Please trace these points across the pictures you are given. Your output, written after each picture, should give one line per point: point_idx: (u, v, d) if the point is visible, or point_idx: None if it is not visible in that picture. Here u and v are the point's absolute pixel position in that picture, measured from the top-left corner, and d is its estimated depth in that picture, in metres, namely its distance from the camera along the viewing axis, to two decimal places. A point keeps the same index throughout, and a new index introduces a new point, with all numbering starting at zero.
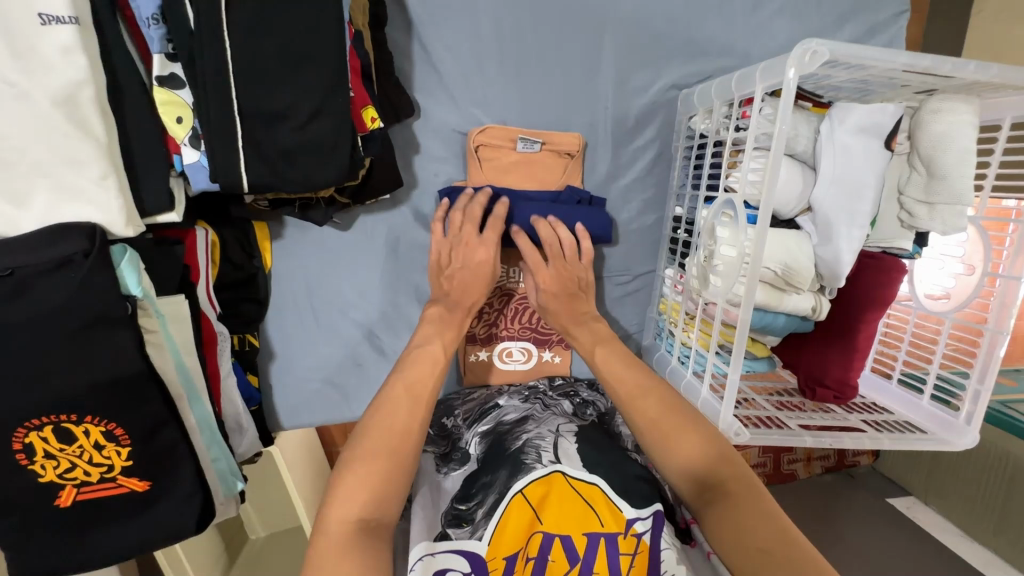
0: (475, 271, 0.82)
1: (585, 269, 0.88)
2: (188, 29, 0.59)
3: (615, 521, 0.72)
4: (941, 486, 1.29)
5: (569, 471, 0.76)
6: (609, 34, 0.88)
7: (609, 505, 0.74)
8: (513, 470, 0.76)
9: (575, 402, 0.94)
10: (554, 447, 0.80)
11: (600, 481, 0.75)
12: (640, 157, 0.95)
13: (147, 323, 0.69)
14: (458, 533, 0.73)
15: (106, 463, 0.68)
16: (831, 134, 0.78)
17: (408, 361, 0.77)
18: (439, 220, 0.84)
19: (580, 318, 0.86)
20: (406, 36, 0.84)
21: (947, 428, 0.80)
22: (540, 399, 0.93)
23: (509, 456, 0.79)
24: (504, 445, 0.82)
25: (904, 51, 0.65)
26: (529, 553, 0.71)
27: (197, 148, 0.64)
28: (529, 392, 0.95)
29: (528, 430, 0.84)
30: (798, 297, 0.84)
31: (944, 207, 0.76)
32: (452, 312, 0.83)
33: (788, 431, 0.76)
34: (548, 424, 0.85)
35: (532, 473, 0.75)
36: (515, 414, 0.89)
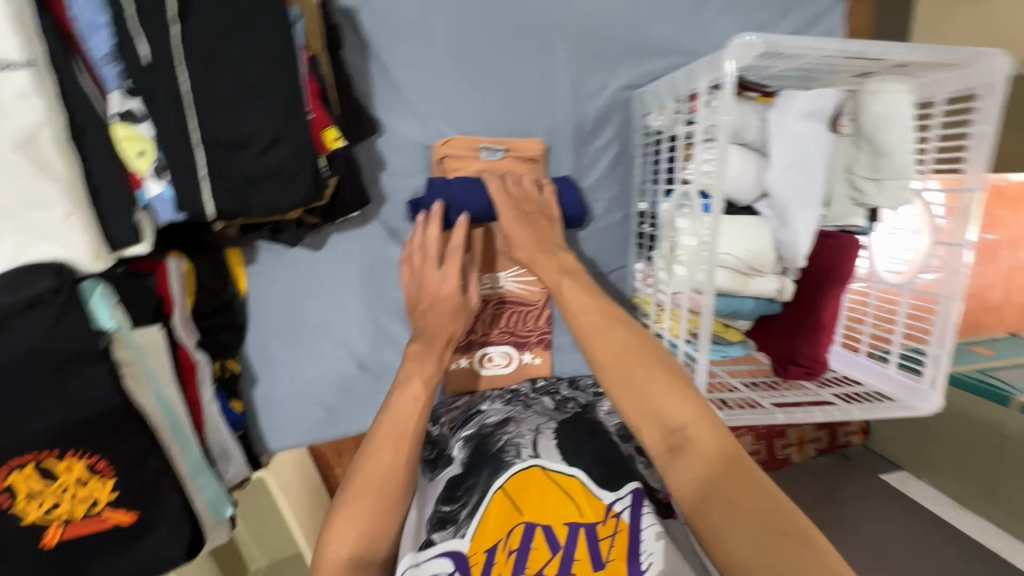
0: (454, 301, 0.80)
1: (546, 202, 0.87)
2: (142, 65, 0.61)
3: (594, 510, 0.74)
4: (931, 457, 1.33)
5: (548, 465, 0.79)
6: (561, 41, 0.91)
7: (588, 494, 0.75)
8: (494, 468, 0.80)
9: (556, 398, 0.97)
10: (532, 443, 0.84)
11: (578, 472, 0.79)
12: (603, 157, 0.97)
13: (123, 356, 0.69)
14: (442, 536, 0.73)
15: (91, 497, 0.68)
16: (779, 121, 0.81)
17: (392, 395, 0.73)
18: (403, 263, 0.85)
19: (549, 246, 0.80)
20: (363, 57, 0.86)
21: (913, 394, 0.83)
22: (522, 401, 0.96)
23: (491, 456, 0.83)
24: (486, 447, 0.85)
25: (835, 38, 0.68)
26: (509, 545, 0.70)
27: (162, 180, 0.66)
28: (511, 395, 0.98)
29: (509, 431, 0.88)
30: (763, 281, 0.87)
31: (890, 182, 0.80)
32: (430, 346, 0.77)
33: (761, 411, 0.79)
34: (528, 423, 0.89)
35: (511, 468, 0.79)
36: (497, 417, 0.92)
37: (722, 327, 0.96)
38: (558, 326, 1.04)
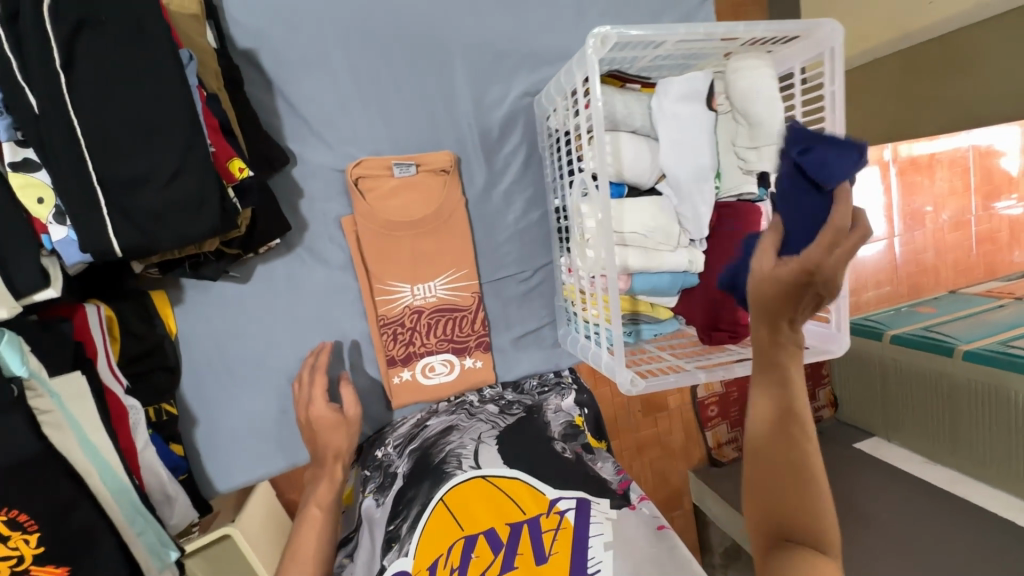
0: (328, 418, 0.90)
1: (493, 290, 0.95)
2: (33, 115, 0.64)
3: (536, 504, 0.75)
4: (896, 419, 1.38)
5: (489, 473, 0.80)
6: (455, 60, 0.98)
7: (530, 493, 0.77)
8: (435, 481, 0.81)
9: (501, 403, 1.00)
10: (474, 453, 0.85)
11: (520, 474, 0.79)
12: (513, 162, 1.03)
13: (40, 404, 0.68)
14: (389, 556, 0.77)
15: (16, 554, 0.66)
16: (660, 106, 0.88)
17: (302, 519, 0.85)
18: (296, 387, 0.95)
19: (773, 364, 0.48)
20: (268, 93, 0.91)
21: (827, 340, 0.88)
22: (466, 409, 0.99)
23: (433, 468, 0.84)
24: (429, 459, 0.87)
25: (682, 22, 0.75)
26: (452, 562, 0.71)
27: (64, 224, 0.67)
28: (457, 405, 1.00)
29: (452, 440, 0.89)
30: (674, 255, 0.92)
31: (768, 148, 0.86)
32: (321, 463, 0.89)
33: (683, 374, 0.82)
34: (471, 432, 0.90)
35: (452, 479, 0.80)
36: (439, 427, 0.94)
37: (650, 307, 1.00)
38: (495, 329, 1.07)
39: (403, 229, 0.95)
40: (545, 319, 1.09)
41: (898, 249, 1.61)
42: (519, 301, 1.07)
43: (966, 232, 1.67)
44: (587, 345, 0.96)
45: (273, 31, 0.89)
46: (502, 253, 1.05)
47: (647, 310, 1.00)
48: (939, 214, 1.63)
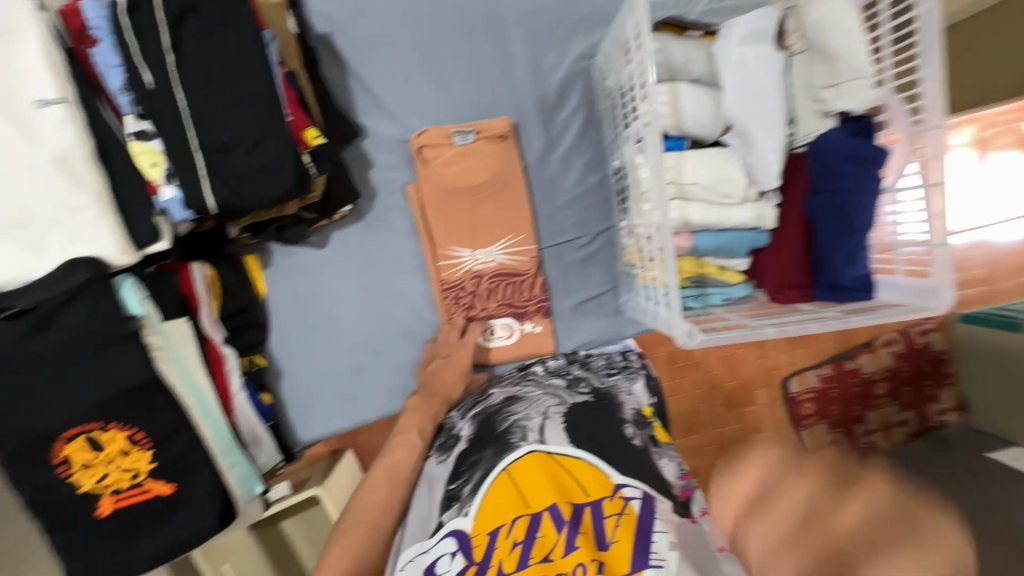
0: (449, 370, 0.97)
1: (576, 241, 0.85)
2: (147, 89, 0.74)
3: (601, 487, 0.70)
4: None
5: (553, 449, 0.73)
6: (512, 28, 1.00)
7: (595, 473, 0.71)
8: (499, 448, 0.74)
9: (568, 379, 0.93)
10: (541, 427, 0.77)
11: (585, 454, 0.73)
12: (571, 126, 1.03)
13: (152, 339, 0.81)
14: (448, 514, 0.71)
15: (134, 468, 0.77)
16: (724, 50, 0.83)
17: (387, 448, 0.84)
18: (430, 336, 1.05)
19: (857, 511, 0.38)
20: (341, 71, 0.99)
21: (926, 297, 0.76)
22: (531, 380, 0.94)
23: (498, 435, 0.77)
24: (493, 426, 0.79)
25: None
26: (514, 535, 0.66)
27: (173, 184, 0.78)
28: (523, 376, 0.96)
29: (517, 411, 0.81)
30: (741, 210, 0.86)
31: (849, 83, 0.79)
32: (429, 400, 0.93)
33: (750, 328, 0.76)
34: (537, 406, 0.82)
35: (517, 451, 0.73)
36: (502, 396, 0.87)
37: (718, 269, 0.94)
38: (556, 294, 1.07)
39: (463, 194, 0.99)
40: (606, 286, 1.08)
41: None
42: (579, 267, 1.06)
43: None
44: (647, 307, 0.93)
45: (345, 14, 0.97)
46: (561, 219, 1.05)
47: (714, 273, 0.93)
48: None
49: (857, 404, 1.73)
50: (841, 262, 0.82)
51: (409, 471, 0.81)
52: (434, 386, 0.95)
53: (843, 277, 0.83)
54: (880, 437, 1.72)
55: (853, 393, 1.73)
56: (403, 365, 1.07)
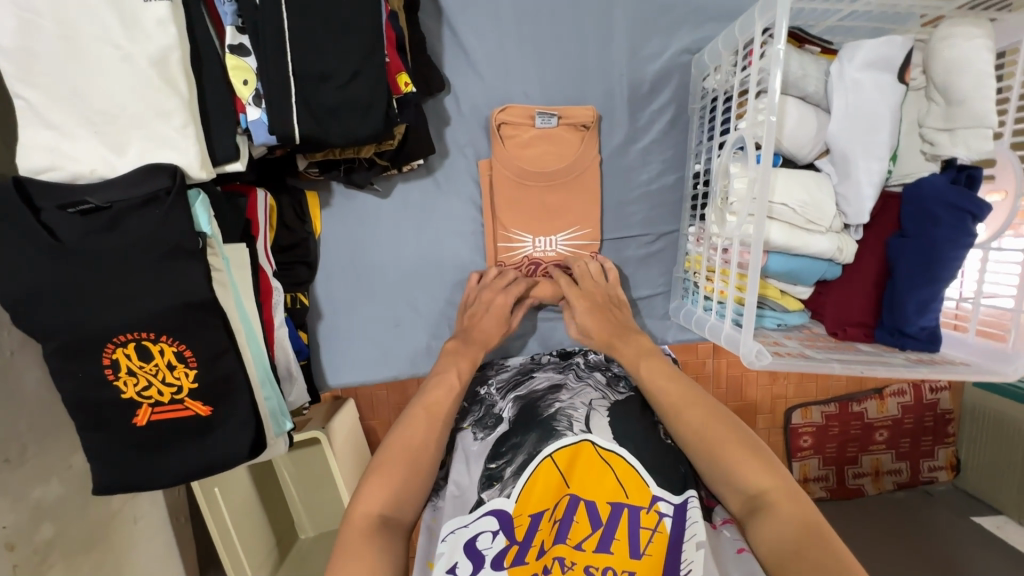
0: (491, 319, 0.95)
1: (613, 287, 0.99)
2: (253, 4, 0.71)
3: (641, 494, 0.79)
4: None
5: (598, 442, 0.85)
6: (619, 7, 0.95)
7: (636, 479, 0.81)
8: (543, 434, 0.87)
9: (608, 375, 1.03)
10: (585, 417, 0.90)
11: (628, 454, 0.83)
12: (657, 121, 1.00)
13: (215, 262, 0.79)
14: (490, 495, 0.82)
15: (177, 384, 0.77)
16: (841, 73, 0.80)
17: (428, 385, 0.85)
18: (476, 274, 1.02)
19: (624, 332, 0.93)
20: (437, 20, 0.95)
21: (992, 360, 0.76)
22: (574, 370, 1.05)
23: (543, 420, 0.90)
24: (537, 411, 0.93)
25: None
26: (555, 517, 0.80)
27: (259, 107, 0.75)
28: (565, 365, 1.09)
29: (562, 399, 0.95)
30: (822, 239, 0.84)
31: (965, 131, 0.76)
32: (468, 345, 0.92)
33: (815, 360, 0.75)
34: (581, 396, 0.95)
35: (563, 439, 0.85)
36: (547, 382, 1.02)
37: (779, 293, 0.92)
38: None
39: (535, 179, 0.97)
40: (659, 289, 1.06)
41: None
42: (637, 265, 1.05)
43: None
44: (704, 319, 0.92)
45: None
46: (628, 212, 1.03)
47: (775, 296, 0.91)
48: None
49: (852, 446, 1.72)
50: (913, 310, 0.81)
51: (449, 411, 0.82)
52: (477, 335, 0.94)
53: (909, 324, 0.82)
54: (867, 481, 1.72)
55: (852, 434, 1.72)
56: (442, 329, 1.06)
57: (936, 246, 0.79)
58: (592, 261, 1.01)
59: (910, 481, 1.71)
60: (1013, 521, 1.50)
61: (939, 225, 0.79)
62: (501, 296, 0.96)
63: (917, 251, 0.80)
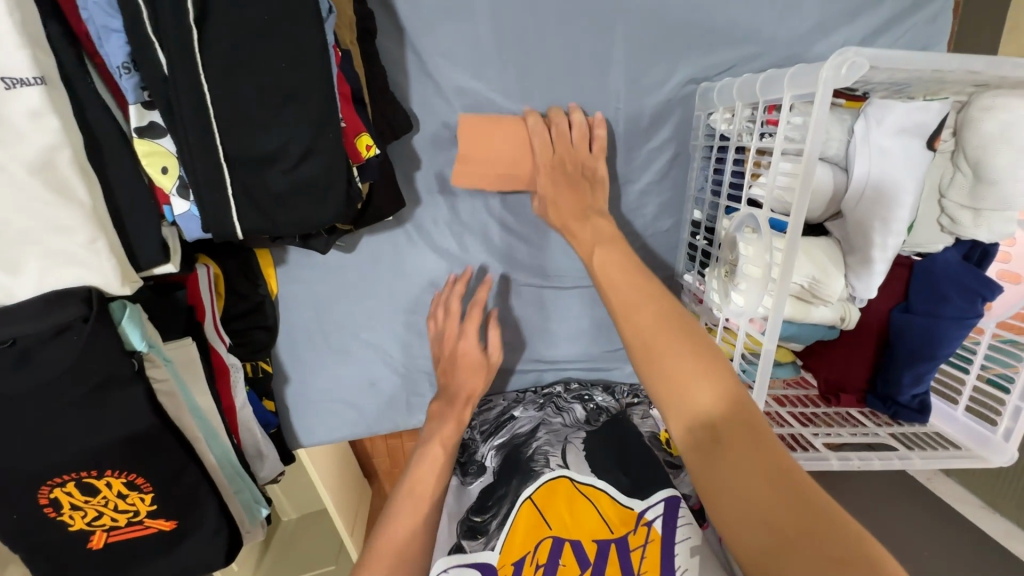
0: (472, 357, 0.87)
1: (594, 158, 0.81)
2: (161, 77, 0.55)
3: (624, 522, 0.77)
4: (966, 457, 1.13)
5: (575, 476, 0.82)
6: (620, 29, 0.80)
7: (617, 508, 0.78)
8: (523, 476, 0.83)
9: (589, 408, 0.97)
10: (562, 452, 0.86)
11: (608, 487, 0.81)
12: (656, 158, 0.88)
13: (156, 372, 0.68)
14: (472, 545, 0.78)
15: (132, 509, 0.69)
16: (867, 135, 0.71)
17: (416, 459, 0.83)
18: (432, 315, 0.90)
19: (583, 211, 0.77)
20: (398, 44, 0.78)
21: (982, 443, 0.76)
22: (554, 403, 0.98)
23: (523, 463, 0.86)
24: (519, 454, 0.88)
25: (936, 52, 0.59)
26: (538, 559, 0.75)
27: (187, 198, 0.62)
28: (545, 396, 1.00)
29: (540, 438, 0.90)
30: (826, 309, 0.79)
31: (990, 213, 0.70)
32: (451, 403, 0.87)
33: (813, 454, 0.73)
34: (558, 432, 0.91)
35: (540, 479, 0.82)
36: (529, 424, 0.94)
37: None
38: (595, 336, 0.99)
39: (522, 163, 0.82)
40: None
41: None
42: None
43: None
44: None
45: None
46: None
47: None
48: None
49: None
50: (908, 382, 0.79)
51: (433, 490, 0.79)
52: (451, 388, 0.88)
53: (902, 395, 0.81)
54: None
55: None
56: (420, 383, 1.00)
57: (933, 328, 0.76)
58: (578, 113, 0.80)
59: None
60: None
61: (943, 304, 0.76)
62: (464, 343, 0.87)
63: (921, 332, 0.77)
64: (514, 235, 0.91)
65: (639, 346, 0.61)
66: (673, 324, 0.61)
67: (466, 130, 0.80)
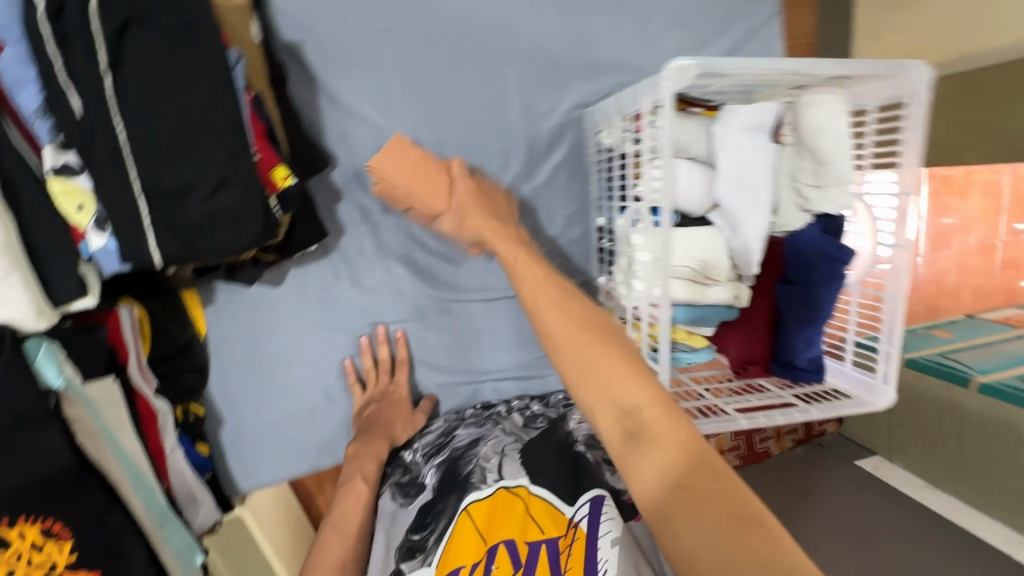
0: (398, 406, 0.97)
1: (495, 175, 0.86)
2: (75, 119, 0.60)
3: (556, 525, 0.77)
4: (903, 442, 1.30)
5: (512, 483, 0.83)
6: (509, 65, 0.92)
7: (550, 512, 0.79)
8: (461, 491, 0.83)
9: (526, 415, 1.00)
10: (498, 467, 0.86)
11: (543, 491, 0.81)
12: (557, 175, 0.98)
13: (73, 413, 0.67)
14: (411, 565, 0.78)
15: (48, 563, 0.63)
16: (723, 134, 0.84)
17: (339, 498, 0.87)
18: (355, 381, 0.97)
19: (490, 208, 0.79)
20: (310, 90, 0.86)
21: (868, 390, 0.85)
22: (493, 419, 0.99)
23: (461, 479, 0.85)
24: (457, 470, 0.87)
25: (768, 58, 0.70)
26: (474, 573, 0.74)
27: (104, 233, 0.65)
28: (486, 416, 1.00)
29: (480, 453, 0.89)
30: (718, 289, 0.89)
31: (831, 188, 0.83)
32: (372, 441, 0.92)
33: (724, 418, 0.80)
34: (496, 444, 0.91)
35: (480, 491, 0.82)
36: (468, 439, 0.94)
37: (686, 334, 0.94)
38: (527, 343, 1.04)
39: None
40: None
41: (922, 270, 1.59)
42: None
43: (991, 256, 1.64)
44: None
45: (319, 25, 0.83)
46: None
47: (683, 338, 0.94)
48: (966, 235, 1.61)
49: None
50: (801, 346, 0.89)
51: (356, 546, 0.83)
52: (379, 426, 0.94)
53: (799, 358, 0.90)
54: (772, 442, 1.46)
55: None
56: None
57: (815, 289, 0.87)
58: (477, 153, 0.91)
59: None
60: None
61: (821, 265, 0.86)
62: (400, 389, 0.97)
63: (804, 293, 0.88)
64: (439, 255, 0.97)
65: (561, 338, 0.60)
66: (587, 318, 0.61)
67: (380, 175, 0.76)
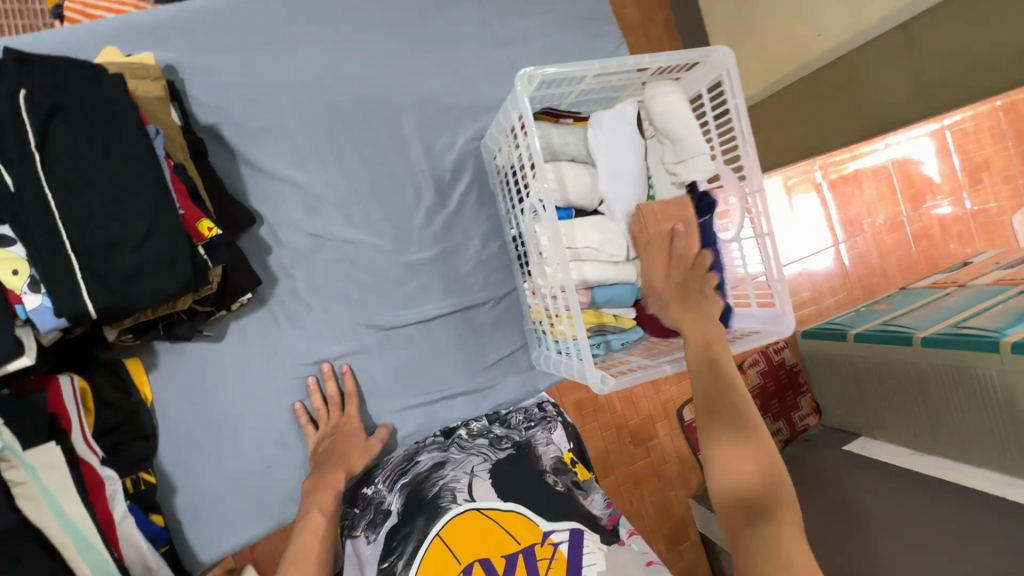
0: (355, 441, 0.97)
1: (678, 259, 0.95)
2: (8, 193, 0.69)
3: (531, 533, 0.79)
4: (879, 418, 1.50)
5: (483, 506, 0.82)
6: (404, 115, 1.06)
7: (524, 522, 0.80)
8: (431, 515, 0.83)
9: (492, 437, 1.00)
10: (469, 486, 0.86)
11: (515, 506, 0.82)
12: (466, 200, 1.10)
13: (13, 475, 0.68)
14: None
15: None
16: (592, 133, 0.98)
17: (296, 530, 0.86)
18: (306, 422, 0.98)
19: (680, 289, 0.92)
20: (231, 160, 0.98)
21: (774, 321, 0.93)
22: (457, 444, 0.99)
23: (428, 502, 0.85)
24: (422, 493, 0.87)
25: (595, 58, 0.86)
26: None
27: (39, 292, 0.71)
28: (448, 442, 1.01)
29: (446, 474, 0.90)
30: (620, 267, 0.98)
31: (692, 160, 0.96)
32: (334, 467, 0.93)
33: (651, 368, 0.89)
34: (464, 465, 0.91)
35: (447, 514, 0.82)
36: (430, 461, 0.94)
37: (613, 317, 1.02)
38: (470, 357, 1.10)
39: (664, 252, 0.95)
40: (517, 344, 1.13)
41: (846, 255, 1.88)
42: (491, 328, 1.11)
43: (902, 232, 1.95)
44: (558, 360, 1.00)
45: (232, 106, 0.97)
46: (468, 287, 1.10)
47: (611, 321, 1.02)
48: (874, 219, 1.91)
49: None
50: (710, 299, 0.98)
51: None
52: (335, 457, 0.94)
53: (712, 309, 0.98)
54: None
55: None
56: None
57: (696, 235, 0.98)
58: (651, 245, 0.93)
59: (790, 435, 1.76)
60: (871, 437, 1.55)
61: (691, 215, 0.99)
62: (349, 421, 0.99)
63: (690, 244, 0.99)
64: (372, 291, 1.04)
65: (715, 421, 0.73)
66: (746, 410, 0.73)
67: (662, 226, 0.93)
